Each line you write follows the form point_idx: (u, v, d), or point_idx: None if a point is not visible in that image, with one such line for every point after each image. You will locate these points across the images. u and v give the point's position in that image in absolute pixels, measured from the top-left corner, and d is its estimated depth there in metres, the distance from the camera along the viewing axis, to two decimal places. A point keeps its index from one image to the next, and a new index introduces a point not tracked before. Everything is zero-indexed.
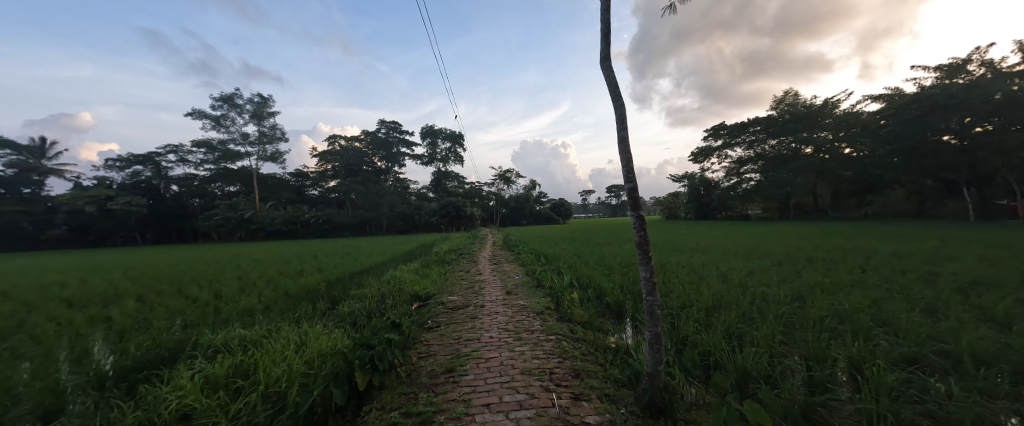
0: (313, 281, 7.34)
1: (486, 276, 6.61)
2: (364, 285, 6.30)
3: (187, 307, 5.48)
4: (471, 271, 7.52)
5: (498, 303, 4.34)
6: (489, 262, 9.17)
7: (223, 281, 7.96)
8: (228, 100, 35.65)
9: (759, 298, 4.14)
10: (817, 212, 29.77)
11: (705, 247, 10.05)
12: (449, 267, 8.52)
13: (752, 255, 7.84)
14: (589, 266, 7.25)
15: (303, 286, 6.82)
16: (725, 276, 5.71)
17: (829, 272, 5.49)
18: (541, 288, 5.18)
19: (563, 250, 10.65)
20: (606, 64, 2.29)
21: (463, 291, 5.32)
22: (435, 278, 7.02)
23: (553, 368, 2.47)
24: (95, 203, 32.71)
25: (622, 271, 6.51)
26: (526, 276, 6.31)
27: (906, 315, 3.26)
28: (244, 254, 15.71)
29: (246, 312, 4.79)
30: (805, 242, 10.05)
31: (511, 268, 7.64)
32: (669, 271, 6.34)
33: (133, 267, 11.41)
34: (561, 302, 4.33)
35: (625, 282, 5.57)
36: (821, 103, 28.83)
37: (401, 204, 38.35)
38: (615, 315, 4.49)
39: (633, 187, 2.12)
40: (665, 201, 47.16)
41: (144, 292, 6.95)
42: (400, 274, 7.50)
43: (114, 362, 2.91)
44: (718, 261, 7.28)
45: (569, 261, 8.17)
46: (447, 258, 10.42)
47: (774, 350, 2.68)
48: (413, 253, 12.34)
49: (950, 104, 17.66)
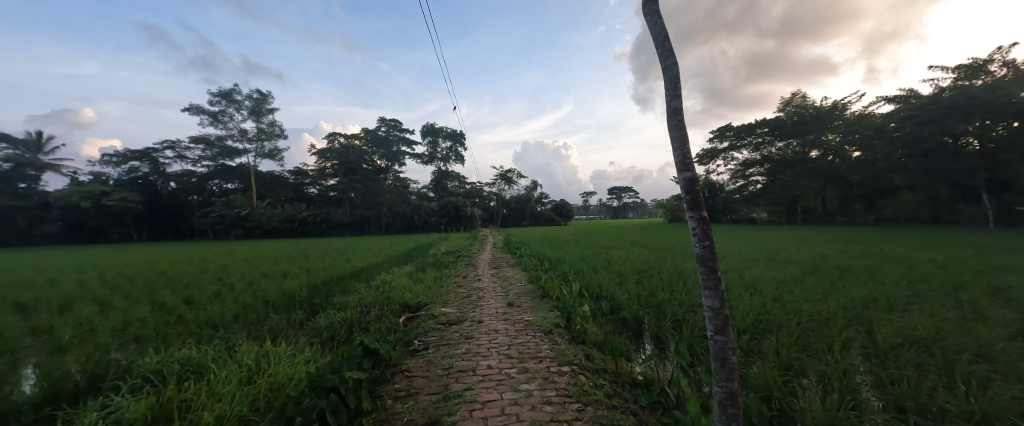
0: (298, 285, 6.77)
1: (485, 283, 5.97)
2: (350, 292, 5.71)
3: (148, 315, 4.88)
4: (469, 277, 6.91)
5: (498, 318, 3.72)
6: (489, 266, 8.53)
7: (198, 284, 7.36)
8: (227, 96, 35.17)
9: (806, 317, 3.51)
10: (825, 217, 29.14)
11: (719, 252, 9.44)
12: (445, 271, 7.92)
13: (773, 262, 7.24)
14: (598, 273, 6.63)
15: (284, 291, 6.21)
16: (752, 287, 5.10)
17: (872, 284, 4.86)
18: (548, 300, 4.56)
19: (568, 254, 10.03)
20: (651, 10, 1.69)
21: (460, 301, 4.70)
22: (429, 285, 6.43)
23: (571, 421, 1.84)
24: (91, 199, 32.24)
25: (636, 280, 5.92)
26: (529, 284, 5.69)
27: (1002, 344, 2.63)
28: (234, 253, 15.17)
29: (206, 324, 4.18)
30: (827, 249, 9.40)
31: (513, 274, 7.00)
32: (688, 281, 5.72)
33: (116, 265, 10.91)
34: (572, 318, 3.70)
35: (639, 293, 4.98)
36: (830, 105, 28.20)
37: (400, 203, 37.82)
38: (632, 332, 3.88)
39: (692, 176, 1.51)
40: (668, 204, 46.49)
41: (109, 297, 6.36)
42: (391, 278, 6.90)
43: (16, 395, 2.33)
44: (737, 269, 6.68)
45: (575, 266, 7.60)
46: (445, 261, 9.82)
47: (856, 395, 2.07)
48: (409, 255, 11.77)
49: (971, 105, 16.99)
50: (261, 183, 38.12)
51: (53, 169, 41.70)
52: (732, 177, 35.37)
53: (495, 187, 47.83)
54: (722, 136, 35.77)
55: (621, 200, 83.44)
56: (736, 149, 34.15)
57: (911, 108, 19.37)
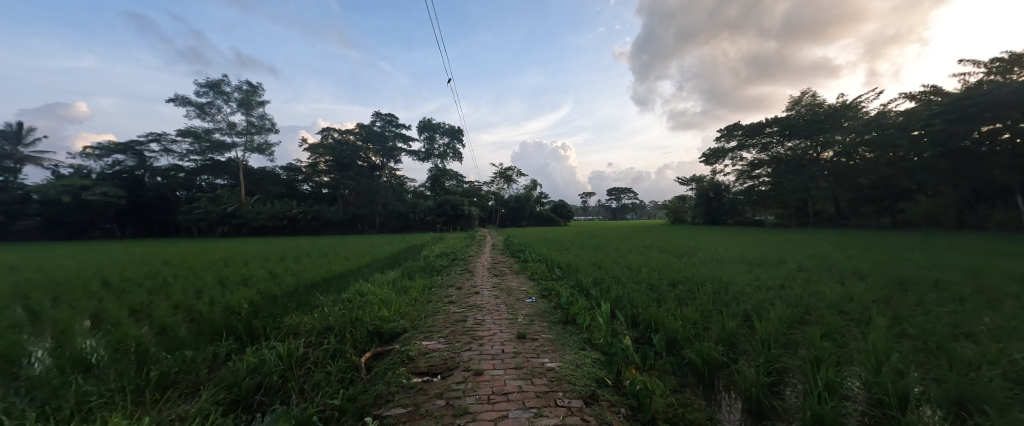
0: (251, 296, 5.50)
1: (484, 298, 4.63)
2: (315, 309, 4.43)
3: (20, 342, 3.61)
4: (464, 288, 5.57)
5: (507, 366, 2.43)
6: (488, 273, 7.19)
7: (134, 294, 6.03)
8: (215, 87, 33.68)
9: (993, 371, 2.25)
10: (836, 220, 28.10)
11: (751, 258, 8.28)
12: (436, 279, 6.58)
13: (830, 272, 6.04)
14: (621, 285, 5.37)
15: (227, 307, 4.90)
16: (843, 310, 3.83)
17: (1015, 310, 3.56)
18: (574, 330, 3.23)
19: (577, 258, 8.76)
20: None
21: (451, 329, 3.37)
22: (416, 299, 5.15)
23: None
24: (70, 192, 30.69)
25: (675, 295, 4.70)
26: (541, 301, 4.38)
27: None
28: (212, 253, 13.94)
29: (72, 368, 2.84)
30: (871, 255, 8.27)
31: (519, 285, 5.66)
32: (744, 296, 4.51)
33: (73, 265, 9.63)
34: (622, 370, 2.39)
35: (692, 314, 3.76)
36: (843, 104, 27.34)
37: (395, 201, 36.48)
38: (703, 386, 2.61)
39: None
40: (671, 205, 45.39)
41: (13, 309, 5.14)
42: (368, 289, 5.56)
43: None
44: (793, 280, 5.49)
45: (592, 275, 6.36)
46: (437, 265, 8.48)
47: None
48: (398, 257, 10.55)
49: (1011, 101, 15.92)
50: (252, 179, 36.72)
51: (34, 162, 40.12)
52: (739, 178, 34.59)
53: (493, 185, 46.61)
54: (729, 135, 34.99)
55: (620, 201, 82.65)
56: (744, 148, 33.27)
57: (945, 104, 18.30)
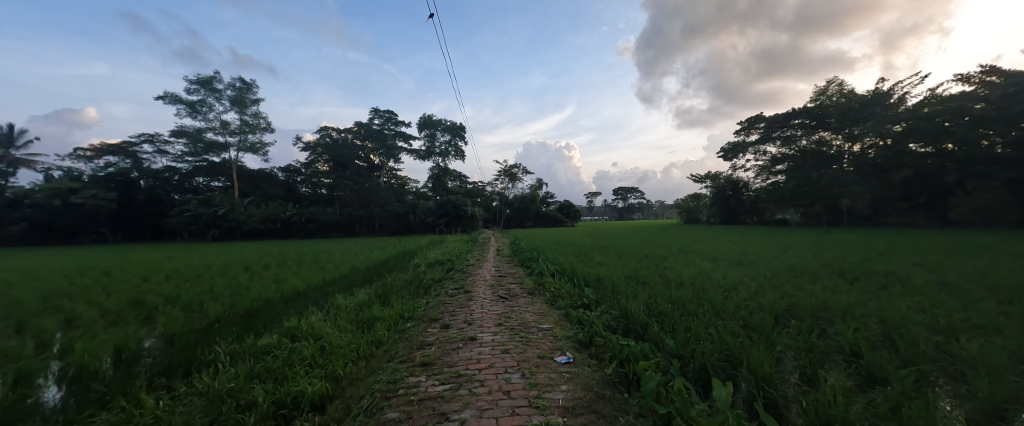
0: (134, 339, 3.63)
1: (484, 355, 2.74)
2: (192, 379, 2.55)
3: None
4: (453, 327, 3.65)
5: None
6: (491, 294, 5.27)
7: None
8: (206, 84, 31.98)
9: None
10: (870, 219, 25.84)
11: (838, 269, 6.32)
12: (417, 306, 4.65)
13: (1000, 297, 4.02)
14: (697, 321, 3.45)
15: (78, 361, 3.05)
16: None
17: None
18: None
19: (607, 270, 6.89)
20: None
21: None
22: (377, 347, 3.26)
23: None
24: (57, 195, 29.15)
25: (809, 345, 2.76)
26: (584, 366, 2.45)
27: None
28: (180, 259, 12.24)
29: None
30: (1000, 262, 6.22)
31: (535, 320, 3.73)
32: (948, 355, 2.52)
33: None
34: None
35: (925, 415, 1.78)
36: (876, 92, 25.27)
37: (394, 202, 34.65)
38: None
39: None
40: (684, 204, 43.23)
41: None
42: (311, 324, 3.69)
43: None
44: (967, 312, 3.52)
45: (639, 298, 4.42)
46: (426, 280, 6.56)
47: None
48: (385, 266, 8.81)
49: None
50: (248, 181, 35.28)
51: (26, 165, 38.70)
52: (760, 173, 32.62)
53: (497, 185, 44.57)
54: (749, 128, 33.13)
55: (627, 200, 80.08)
56: (767, 142, 31.07)
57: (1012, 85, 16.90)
